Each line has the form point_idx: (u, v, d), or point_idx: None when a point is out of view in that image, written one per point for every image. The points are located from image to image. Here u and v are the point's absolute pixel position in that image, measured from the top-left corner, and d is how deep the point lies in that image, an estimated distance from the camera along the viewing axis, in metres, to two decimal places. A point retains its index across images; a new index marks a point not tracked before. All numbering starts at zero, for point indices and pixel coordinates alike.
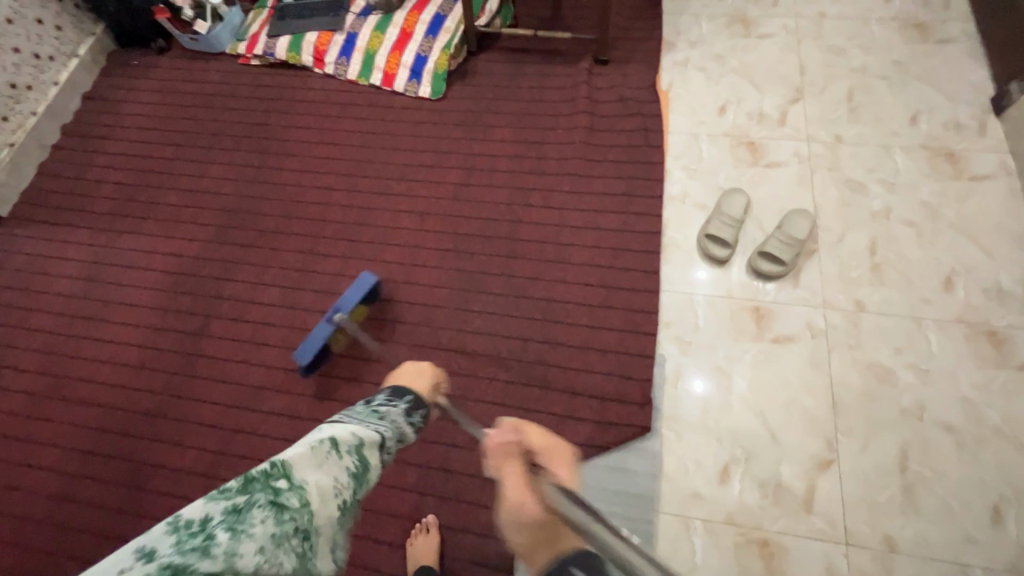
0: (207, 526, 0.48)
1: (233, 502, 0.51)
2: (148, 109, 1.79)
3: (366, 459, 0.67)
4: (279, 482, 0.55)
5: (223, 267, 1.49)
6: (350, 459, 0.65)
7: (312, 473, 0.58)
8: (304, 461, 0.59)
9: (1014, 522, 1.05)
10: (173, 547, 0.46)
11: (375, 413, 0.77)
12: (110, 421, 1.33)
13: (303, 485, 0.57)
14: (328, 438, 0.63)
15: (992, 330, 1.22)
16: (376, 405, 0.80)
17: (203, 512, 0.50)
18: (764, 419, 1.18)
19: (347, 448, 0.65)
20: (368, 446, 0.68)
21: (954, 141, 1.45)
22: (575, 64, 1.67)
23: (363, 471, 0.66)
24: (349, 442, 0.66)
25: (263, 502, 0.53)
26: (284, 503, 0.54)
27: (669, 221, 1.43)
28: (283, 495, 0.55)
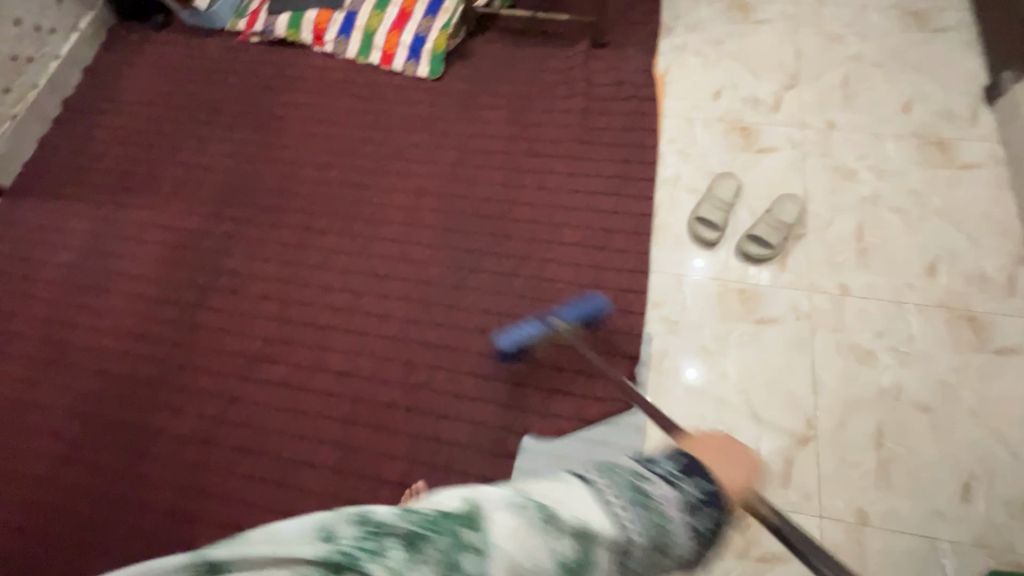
0: (386, 535, 0.52)
1: (418, 524, 0.54)
2: (148, 84, 1.81)
3: (588, 556, 0.60)
4: (466, 534, 0.55)
5: (222, 242, 1.52)
6: (567, 547, 0.58)
7: (506, 540, 0.55)
8: (507, 526, 0.56)
9: (983, 499, 1.09)
10: (355, 539, 0.51)
11: (643, 493, 0.67)
12: (110, 388, 1.37)
13: (486, 549, 0.54)
14: (545, 507, 0.60)
15: (972, 315, 1.24)
16: (644, 486, 0.68)
17: (390, 519, 0.54)
18: (746, 397, 1.21)
19: (570, 532, 0.59)
20: (598, 541, 0.60)
21: (946, 130, 1.46)
22: (572, 46, 1.68)
23: (580, 567, 0.59)
24: (570, 524, 0.59)
25: (442, 548, 0.53)
26: (458, 562, 0.53)
27: (661, 203, 1.45)
28: (463, 552, 0.53)
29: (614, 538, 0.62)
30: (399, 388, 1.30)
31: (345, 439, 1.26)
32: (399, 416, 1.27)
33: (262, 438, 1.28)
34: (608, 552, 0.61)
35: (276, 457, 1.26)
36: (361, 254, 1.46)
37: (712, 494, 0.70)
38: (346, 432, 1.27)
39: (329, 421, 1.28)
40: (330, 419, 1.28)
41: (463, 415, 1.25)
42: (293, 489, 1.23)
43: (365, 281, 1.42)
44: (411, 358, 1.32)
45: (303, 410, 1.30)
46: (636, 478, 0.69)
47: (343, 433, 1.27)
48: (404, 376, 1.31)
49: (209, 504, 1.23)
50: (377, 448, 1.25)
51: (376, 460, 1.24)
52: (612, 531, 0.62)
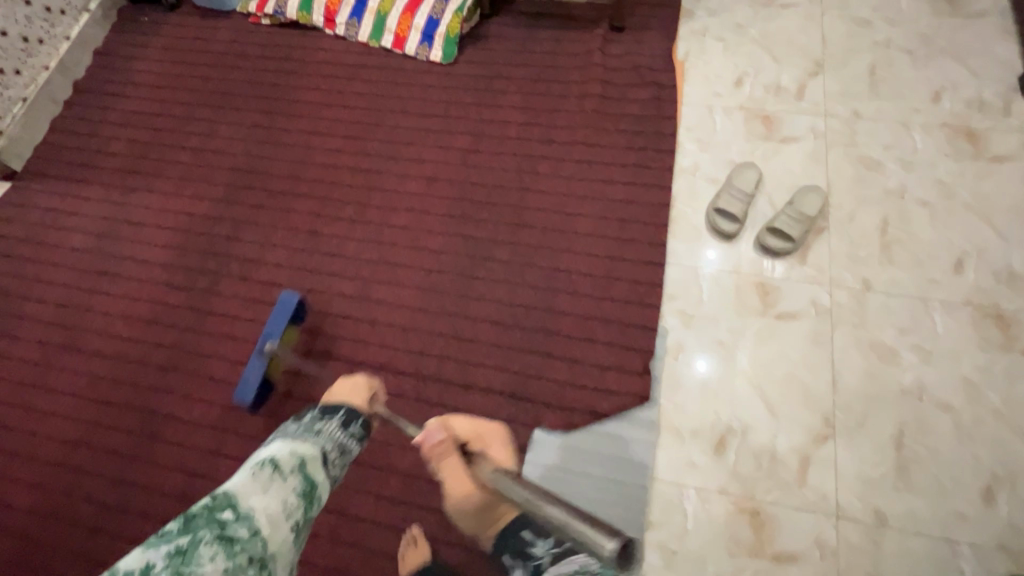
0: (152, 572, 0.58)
1: (176, 544, 0.61)
2: (159, 66, 1.79)
3: (312, 480, 0.76)
4: (227, 515, 0.65)
5: (232, 228, 1.51)
6: (295, 481, 0.73)
7: (258, 502, 0.68)
8: (253, 492, 0.69)
9: (1005, 501, 1.06)
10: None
11: (310, 428, 0.83)
12: (122, 372, 1.37)
13: (251, 515, 0.66)
14: (266, 466, 0.72)
15: (999, 313, 1.21)
16: (317, 426, 0.84)
17: (146, 561, 0.59)
18: (762, 393, 1.19)
19: (289, 470, 0.74)
20: (310, 463, 0.77)
21: (977, 120, 1.41)
22: (590, 30, 1.63)
23: (311, 489, 0.75)
24: (291, 466, 0.74)
25: (213, 536, 0.63)
26: (232, 534, 0.64)
27: (679, 193, 1.41)
28: (230, 527, 0.64)
29: (317, 456, 0.79)
30: (411, 377, 1.29)
31: None
32: (409, 406, 1.26)
33: (273, 426, 1.28)
34: (320, 468, 0.78)
35: None
36: (371, 241, 1.44)
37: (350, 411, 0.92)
38: None
39: None
40: None
41: (474, 406, 1.24)
42: None
43: (376, 270, 1.41)
44: (422, 347, 1.31)
45: (313, 398, 1.30)
46: (292, 427, 0.83)
47: None
48: (415, 365, 1.30)
49: (220, 489, 1.24)
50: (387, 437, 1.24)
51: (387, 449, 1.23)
52: (311, 451, 0.79)
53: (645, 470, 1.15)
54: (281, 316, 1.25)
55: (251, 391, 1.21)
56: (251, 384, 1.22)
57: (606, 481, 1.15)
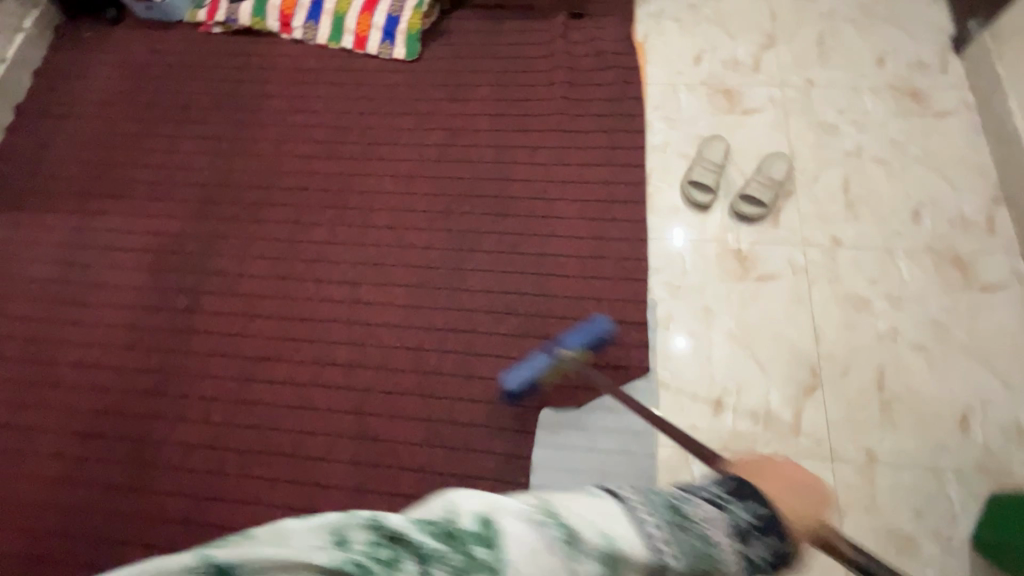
0: (403, 548, 0.58)
1: (435, 535, 0.59)
2: (107, 83, 1.71)
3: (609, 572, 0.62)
4: (480, 550, 0.58)
5: (208, 243, 1.46)
6: (588, 566, 0.60)
7: (524, 557, 0.58)
8: (523, 543, 0.59)
9: (980, 427, 1.15)
10: (366, 544, 0.58)
11: (683, 517, 0.68)
12: (107, 402, 1.32)
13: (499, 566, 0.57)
14: (564, 527, 0.61)
15: (957, 256, 1.30)
16: (683, 509, 0.69)
17: (409, 522, 0.60)
18: (752, 352, 1.25)
19: (591, 554, 0.60)
20: (623, 562, 0.62)
21: (919, 81, 1.50)
22: (549, 18, 1.66)
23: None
24: (597, 549, 0.61)
25: (457, 560, 0.57)
26: (468, 563, 0.57)
27: (653, 170, 1.46)
28: (472, 564, 0.57)
29: (648, 561, 0.63)
30: (411, 374, 1.29)
31: (362, 430, 1.25)
32: (413, 403, 1.26)
33: (275, 438, 1.26)
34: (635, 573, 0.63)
35: (292, 455, 1.24)
36: (355, 243, 1.43)
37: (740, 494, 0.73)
38: (361, 423, 1.26)
39: (343, 414, 1.27)
40: (343, 412, 1.27)
41: (479, 396, 1.25)
42: (313, 485, 1.21)
43: (364, 271, 1.39)
44: (419, 343, 1.31)
45: (313, 406, 1.28)
46: (674, 499, 0.70)
47: (359, 425, 1.25)
48: (414, 362, 1.30)
49: (226, 509, 1.21)
50: (395, 436, 1.24)
51: (395, 448, 1.23)
52: (644, 551, 0.63)
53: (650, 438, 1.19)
54: (588, 335, 1.22)
55: (521, 381, 1.19)
56: (522, 377, 1.20)
57: (613, 453, 1.19)
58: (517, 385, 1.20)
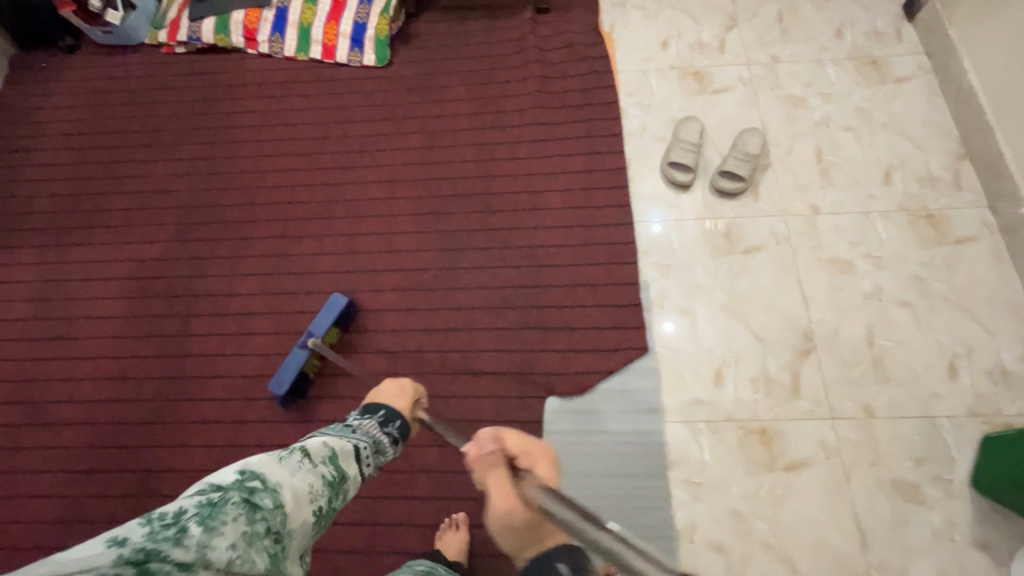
0: (181, 519, 0.54)
1: (207, 496, 0.58)
2: (70, 113, 1.67)
3: (338, 468, 0.75)
4: (255, 484, 0.63)
5: (192, 265, 1.44)
6: (325, 468, 0.73)
7: (286, 477, 0.67)
8: (279, 470, 0.67)
9: (967, 373, 1.19)
10: (147, 535, 0.51)
11: (347, 428, 0.84)
12: (102, 437, 1.28)
13: (277, 488, 0.64)
14: (299, 451, 0.72)
15: (930, 213, 1.35)
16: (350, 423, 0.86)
17: (178, 506, 0.56)
18: (746, 323, 1.28)
19: (320, 459, 0.73)
20: (342, 457, 0.77)
21: (877, 49, 1.56)
22: (516, 15, 1.68)
23: (340, 479, 0.75)
24: (321, 455, 0.74)
25: (239, 498, 0.60)
26: (257, 502, 0.61)
27: (633, 155, 1.48)
28: (258, 494, 0.62)
29: (352, 451, 0.79)
30: (414, 377, 1.28)
31: None
32: None
33: None
34: (352, 461, 0.78)
35: None
36: (345, 253, 1.42)
37: (386, 416, 0.89)
38: None
39: None
40: None
41: (484, 392, 1.26)
42: None
43: (356, 279, 1.39)
44: (419, 345, 1.31)
45: (317, 418, 1.26)
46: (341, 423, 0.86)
47: None
48: (416, 365, 1.29)
49: None
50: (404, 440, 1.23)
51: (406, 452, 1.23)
52: (346, 446, 0.79)
53: (656, 416, 1.20)
54: (331, 314, 1.28)
55: (284, 385, 1.21)
56: (286, 378, 1.22)
57: (622, 434, 1.20)
58: (285, 389, 1.22)
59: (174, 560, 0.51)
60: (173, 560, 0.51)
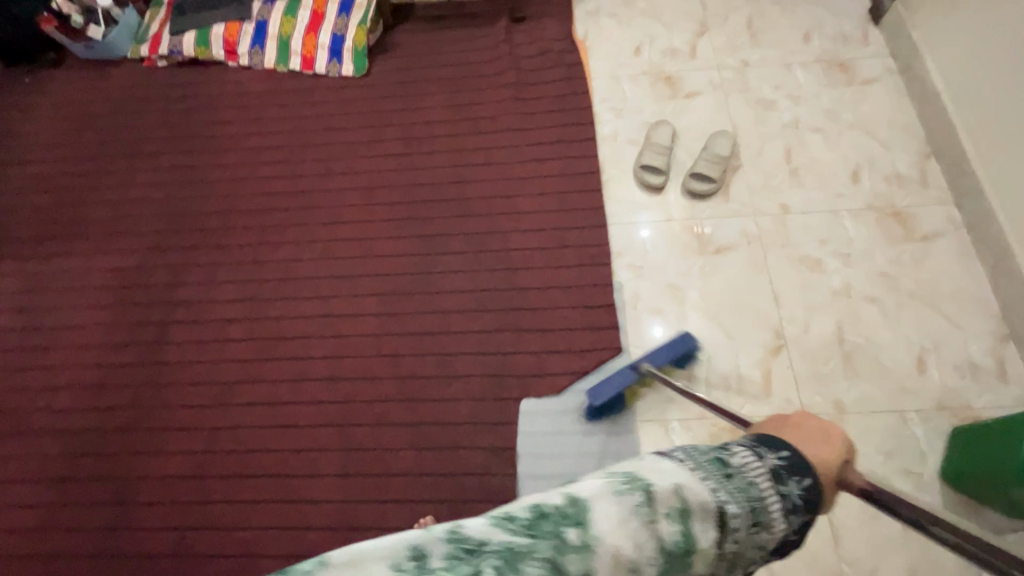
0: (481, 553, 0.43)
1: (518, 533, 0.44)
2: (52, 126, 1.69)
3: (688, 535, 0.47)
4: (571, 533, 0.44)
5: (171, 273, 1.45)
6: (667, 528, 0.47)
7: (611, 531, 0.45)
8: (608, 515, 0.46)
9: (935, 367, 1.21)
10: (449, 561, 0.42)
11: (726, 472, 0.51)
12: (80, 446, 1.28)
13: (595, 545, 0.44)
14: (639, 487, 0.48)
15: (897, 211, 1.37)
16: (728, 458, 0.52)
17: (488, 530, 0.44)
18: (718, 321, 1.29)
19: (666, 513, 0.47)
20: (697, 515, 0.48)
21: (844, 52, 1.59)
22: (492, 24, 1.71)
23: (683, 553, 0.47)
24: (667, 506, 0.47)
25: (545, 554, 0.43)
26: (563, 566, 0.43)
27: (606, 158, 1.50)
28: (567, 553, 0.43)
29: (713, 514, 0.48)
30: (391, 381, 1.29)
31: (346, 442, 1.25)
32: (395, 408, 1.27)
33: (258, 459, 1.24)
34: (708, 531, 0.48)
35: (277, 474, 1.23)
36: (322, 258, 1.43)
37: (789, 462, 0.53)
38: (344, 435, 1.25)
39: (324, 427, 1.26)
40: (326, 426, 1.26)
41: (459, 394, 1.26)
42: (302, 501, 1.20)
43: (334, 285, 1.40)
44: (395, 349, 1.32)
45: (293, 423, 1.27)
46: (715, 450, 0.54)
47: (342, 437, 1.25)
48: (392, 368, 1.30)
49: (213, 537, 1.18)
50: (379, 442, 1.24)
51: (381, 455, 1.23)
52: (708, 502, 0.49)
53: (629, 415, 1.21)
54: None
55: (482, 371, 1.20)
56: (607, 392, 1.16)
57: (596, 434, 1.20)
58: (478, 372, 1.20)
59: None
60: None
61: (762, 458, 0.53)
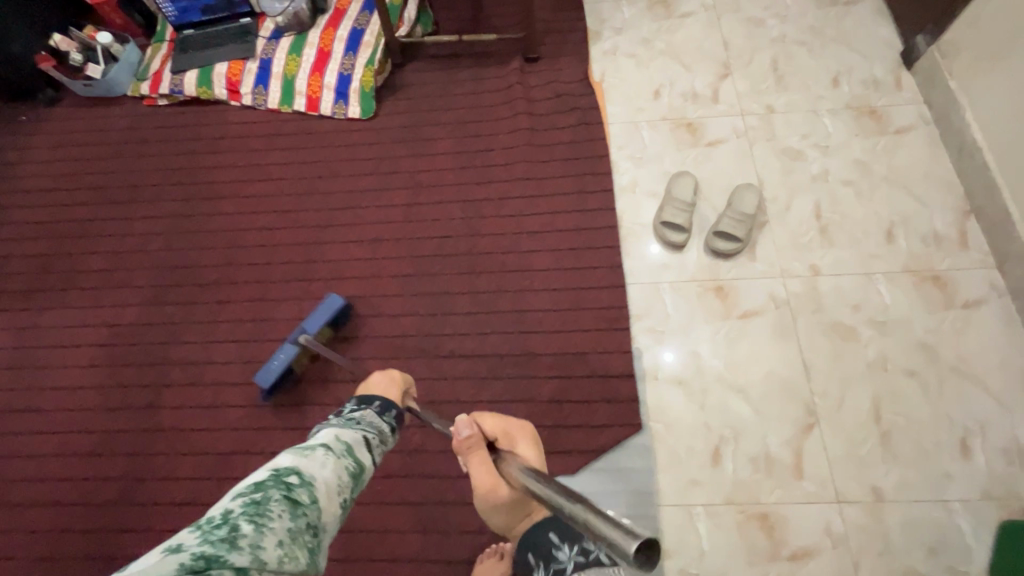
0: (228, 518, 0.45)
1: (245, 493, 0.48)
2: (49, 169, 1.63)
3: (358, 460, 0.63)
4: (291, 478, 0.52)
5: (167, 331, 1.38)
6: (343, 459, 0.60)
7: (315, 470, 0.55)
8: (304, 462, 0.55)
9: (981, 451, 1.12)
10: (199, 540, 0.42)
11: (349, 415, 0.71)
12: (67, 519, 1.22)
13: (311, 482, 0.53)
14: (311, 445, 0.59)
15: (935, 275, 1.29)
16: (346, 409, 0.74)
17: (220, 508, 0.47)
18: (744, 393, 1.21)
19: (339, 449, 0.61)
20: (357, 446, 0.64)
21: (875, 98, 1.51)
22: (505, 64, 1.64)
23: (360, 472, 0.63)
24: (337, 445, 0.61)
25: (279, 494, 0.50)
26: (295, 496, 0.50)
27: (624, 212, 1.43)
28: (295, 489, 0.51)
29: (362, 439, 0.66)
30: (395, 455, 1.22)
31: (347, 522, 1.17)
32: (401, 485, 1.19)
33: None
34: (365, 450, 0.66)
35: None
36: None
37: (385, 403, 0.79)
38: None
39: None
40: None
41: (468, 471, 1.19)
42: None
43: (336, 346, 1.33)
44: None
45: None
46: (336, 411, 0.73)
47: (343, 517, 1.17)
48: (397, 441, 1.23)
49: None
50: (383, 524, 1.17)
51: (384, 538, 1.16)
52: (358, 432, 0.67)
53: (651, 499, 1.14)
54: (326, 312, 1.28)
55: (269, 375, 1.23)
56: (274, 371, 1.23)
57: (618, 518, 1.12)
58: (268, 378, 1.23)
59: (234, 566, 0.42)
60: (233, 565, 0.41)
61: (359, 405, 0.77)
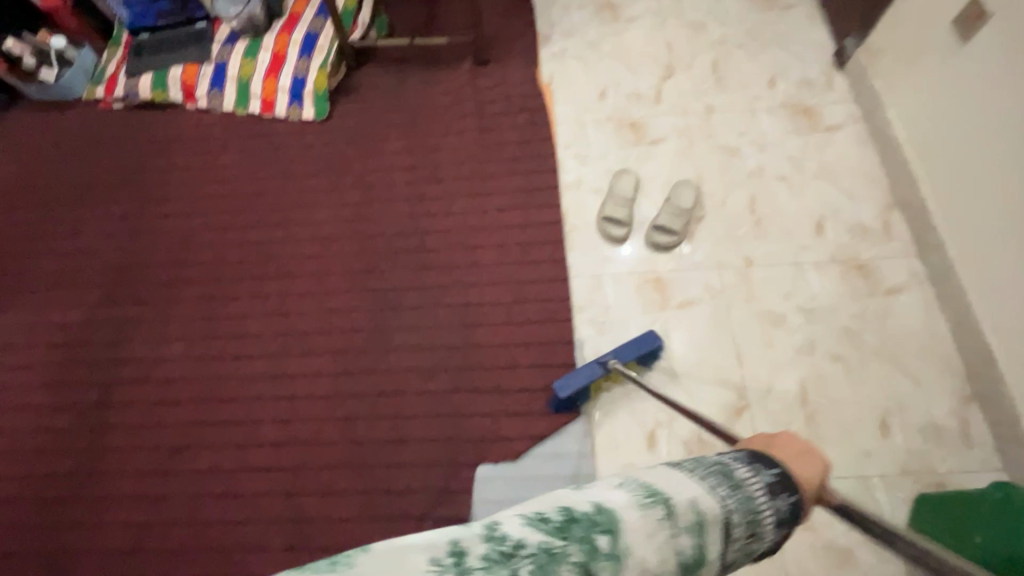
0: (521, 554, 0.44)
1: (550, 535, 0.45)
2: (2, 172, 1.64)
3: (701, 551, 0.48)
4: (601, 540, 0.45)
5: (119, 330, 1.40)
6: (685, 542, 0.47)
7: (638, 542, 0.46)
8: (632, 528, 0.46)
9: (899, 429, 1.18)
10: (487, 554, 0.44)
11: (731, 476, 0.53)
12: (13, 517, 1.23)
13: (624, 554, 0.45)
14: (662, 500, 0.48)
15: (861, 264, 1.35)
16: (733, 469, 0.54)
17: (523, 534, 0.45)
18: (680, 380, 1.26)
19: (686, 527, 0.47)
20: (710, 531, 0.48)
21: (809, 98, 1.58)
22: (456, 67, 1.68)
23: (700, 565, 0.48)
24: (687, 519, 0.48)
25: (578, 559, 0.44)
26: (594, 571, 0.44)
27: (569, 209, 1.48)
28: (597, 558, 0.45)
29: (720, 523, 0.49)
30: (342, 446, 1.24)
31: (293, 512, 1.19)
32: (347, 476, 1.22)
33: (201, 532, 1.19)
34: (719, 540, 0.49)
35: (218, 549, 1.17)
36: (275, 314, 1.39)
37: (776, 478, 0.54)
38: (291, 505, 1.20)
39: (272, 497, 1.21)
40: (273, 496, 1.21)
41: (413, 460, 1.22)
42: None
43: (286, 342, 1.35)
44: (347, 412, 1.28)
45: (239, 493, 1.22)
46: (721, 462, 0.55)
47: (290, 508, 1.20)
48: (344, 433, 1.26)
49: None
50: (328, 513, 1.19)
51: (329, 527, 1.18)
52: (718, 515, 0.49)
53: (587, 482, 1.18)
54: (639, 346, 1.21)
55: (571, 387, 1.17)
56: (574, 383, 1.18)
57: None
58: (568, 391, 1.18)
59: None
60: None
61: (746, 469, 0.54)
